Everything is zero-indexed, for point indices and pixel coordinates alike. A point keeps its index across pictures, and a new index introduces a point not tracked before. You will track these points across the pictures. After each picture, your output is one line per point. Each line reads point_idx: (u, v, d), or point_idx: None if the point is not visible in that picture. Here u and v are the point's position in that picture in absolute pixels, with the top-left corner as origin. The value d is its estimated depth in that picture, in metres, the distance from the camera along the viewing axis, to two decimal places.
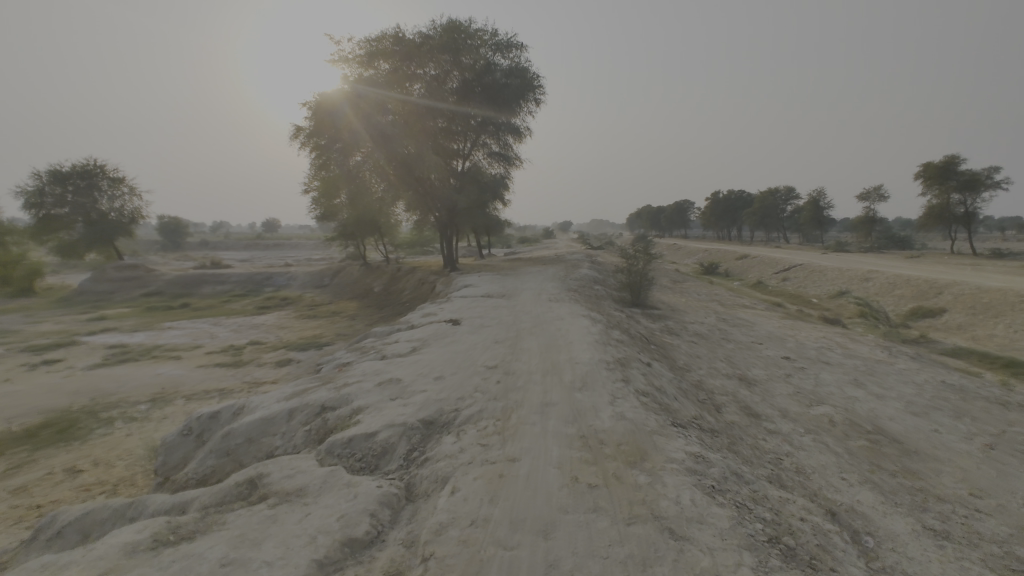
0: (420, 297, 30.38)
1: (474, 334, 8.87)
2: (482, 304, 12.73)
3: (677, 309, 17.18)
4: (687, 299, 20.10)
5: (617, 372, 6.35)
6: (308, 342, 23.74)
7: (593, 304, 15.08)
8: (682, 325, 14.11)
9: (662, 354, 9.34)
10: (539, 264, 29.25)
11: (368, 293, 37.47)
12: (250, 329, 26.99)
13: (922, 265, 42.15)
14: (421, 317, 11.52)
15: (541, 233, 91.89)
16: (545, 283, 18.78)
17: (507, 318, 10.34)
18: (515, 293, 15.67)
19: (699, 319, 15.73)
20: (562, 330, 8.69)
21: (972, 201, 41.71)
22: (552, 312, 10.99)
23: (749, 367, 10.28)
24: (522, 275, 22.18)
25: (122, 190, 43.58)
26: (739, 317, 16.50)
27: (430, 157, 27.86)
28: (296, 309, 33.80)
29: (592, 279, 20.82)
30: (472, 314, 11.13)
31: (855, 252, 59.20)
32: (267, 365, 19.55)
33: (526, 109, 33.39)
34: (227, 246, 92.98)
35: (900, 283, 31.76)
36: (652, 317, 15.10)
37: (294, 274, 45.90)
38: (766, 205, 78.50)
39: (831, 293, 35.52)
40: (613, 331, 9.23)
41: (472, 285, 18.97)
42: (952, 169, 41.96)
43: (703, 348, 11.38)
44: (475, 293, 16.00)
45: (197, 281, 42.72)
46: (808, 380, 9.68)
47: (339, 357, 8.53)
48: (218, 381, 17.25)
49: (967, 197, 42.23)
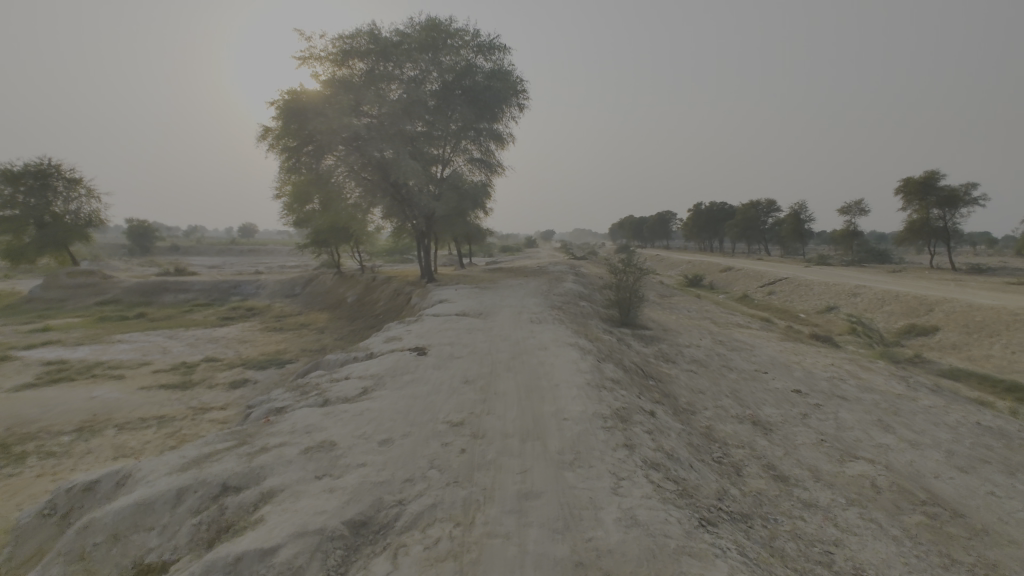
0: (394, 310, 28.76)
1: (441, 369, 7.41)
2: (454, 326, 11.29)
3: (669, 329, 15.95)
4: (677, 316, 18.90)
5: (617, 433, 4.95)
6: (269, 359, 21.94)
7: (578, 324, 13.73)
8: (677, 350, 12.82)
9: (661, 393, 7.99)
10: (520, 276, 27.87)
11: (340, 304, 35.67)
12: (209, 344, 25.08)
13: (906, 280, 41.88)
14: (383, 343, 10.00)
15: (523, 242, 90.69)
16: (527, 299, 17.43)
17: (482, 346, 8.91)
18: (493, 312, 14.25)
19: (694, 341, 14.47)
20: (545, 367, 7.26)
21: (951, 217, 41.66)
22: (534, 338, 9.60)
23: (759, 404, 8.99)
24: (503, 289, 20.79)
25: (79, 192, 41.05)
26: (736, 338, 15.30)
27: (407, 162, 26.41)
28: (263, 320, 31.86)
29: (577, 295, 19.54)
30: (442, 340, 9.67)
31: (838, 266, 59.10)
32: (220, 386, 17.80)
33: (509, 114, 32.14)
34: (199, 251, 89.81)
35: (889, 299, 31.13)
36: (643, 340, 13.81)
37: (264, 283, 43.81)
38: (748, 217, 78.54)
39: (819, 308, 34.80)
40: (604, 364, 7.85)
41: (448, 300, 17.54)
42: (932, 185, 41.96)
43: (704, 380, 10.08)
44: (449, 311, 14.51)
45: (158, 289, 40.37)
46: (828, 422, 8.42)
47: (274, 400, 6.96)
48: (160, 406, 15.44)
49: (947, 213, 42.16)
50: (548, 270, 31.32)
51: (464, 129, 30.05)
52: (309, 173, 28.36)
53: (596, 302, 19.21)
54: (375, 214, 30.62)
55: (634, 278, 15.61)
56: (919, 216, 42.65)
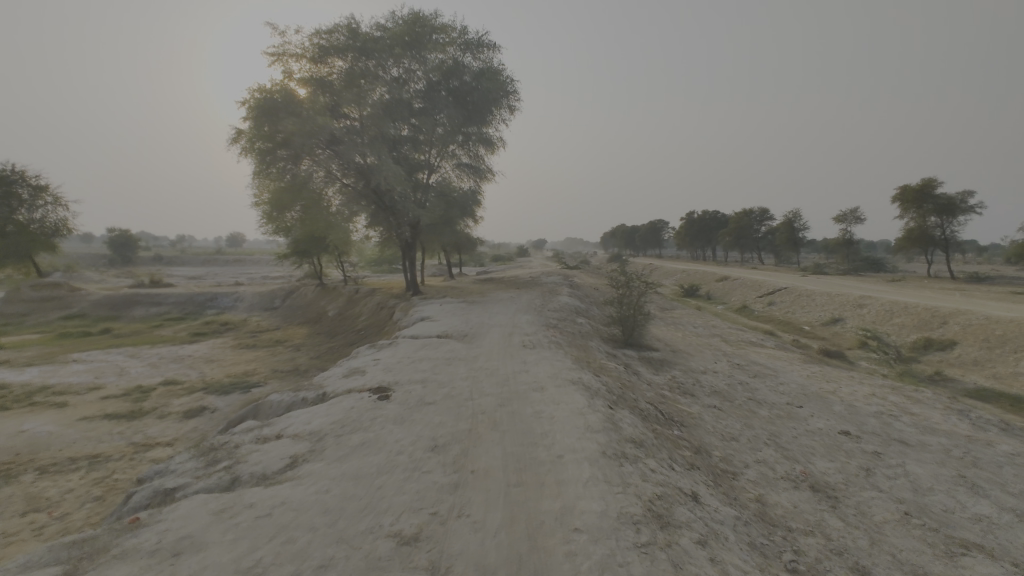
0: (376, 325, 26.81)
1: (403, 425, 5.57)
2: (431, 353, 9.43)
3: (678, 350, 14.20)
4: (685, 334, 17.13)
5: (660, 561, 3.14)
6: (235, 381, 19.96)
7: (578, 347, 11.92)
8: (693, 379, 11.08)
9: (690, 451, 6.18)
10: (511, 288, 26.06)
11: (321, 318, 33.63)
12: (173, 364, 23.00)
13: (909, 290, 40.60)
14: (341, 379, 8.11)
15: (515, 251, 88.95)
16: (519, 316, 15.62)
17: (461, 387, 7.07)
18: (481, 333, 12.42)
19: (710, 365, 12.70)
20: (542, 421, 5.44)
21: (949, 225, 40.24)
22: (527, 371, 7.79)
23: (808, 456, 7.20)
24: (492, 304, 19.01)
25: (45, 199, 38.72)
26: (755, 360, 13.55)
27: (389, 167, 24.67)
28: (237, 336, 29.82)
29: (574, 310, 17.74)
30: (413, 374, 7.80)
31: (836, 276, 57.86)
32: (174, 415, 15.78)
33: (498, 116, 30.45)
34: (182, 260, 87.22)
35: (898, 310, 29.67)
36: (652, 365, 12.03)
37: (242, 295, 41.68)
38: (742, 225, 77.49)
39: (824, 320, 33.30)
40: (619, 414, 6.06)
41: (430, 317, 15.70)
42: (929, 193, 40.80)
43: (735, 422, 8.30)
44: (427, 332, 12.64)
45: (129, 302, 38.09)
46: (900, 482, 6.67)
47: (171, 474, 5.06)
48: (97, 443, 13.42)
49: (944, 222, 40.87)
50: (540, 282, 29.50)
51: (451, 131, 28.29)
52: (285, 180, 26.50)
53: (595, 319, 17.43)
54: (357, 222, 28.74)
55: (638, 294, 13.84)
56: (917, 224, 41.32)
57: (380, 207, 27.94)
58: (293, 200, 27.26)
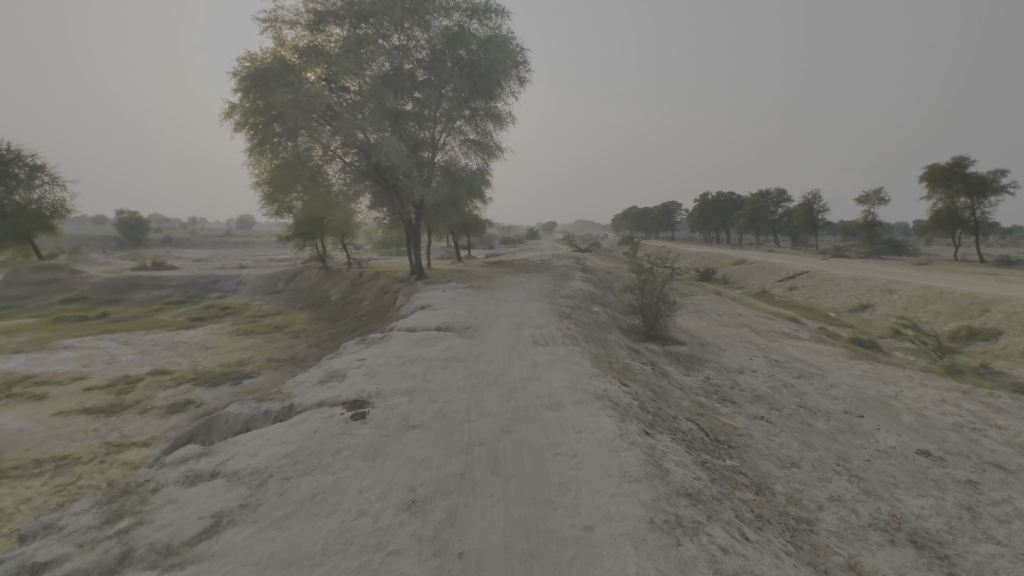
0: (379, 311, 25.51)
1: (376, 463, 4.21)
2: (426, 352, 8.07)
3: (707, 343, 12.73)
4: (710, 324, 15.62)
5: None
6: (228, 371, 18.85)
7: (597, 341, 10.48)
8: (729, 380, 9.63)
9: (751, 492, 4.76)
10: (521, 272, 24.70)
11: (323, 303, 32.45)
12: (166, 351, 21.96)
13: (939, 274, 38.56)
14: (315, 386, 6.79)
15: (526, 234, 87.25)
16: (530, 304, 14.21)
17: (457, 401, 5.69)
18: (485, 325, 11.04)
19: (744, 362, 11.23)
20: (560, 463, 4.04)
21: (979, 206, 37.65)
22: (541, 379, 6.41)
23: (890, 489, 5.74)
24: (500, 290, 17.61)
25: (42, 179, 37.64)
26: (795, 356, 12.02)
27: (390, 142, 23.17)
28: (236, 321, 28.78)
29: (589, 297, 16.26)
30: (401, 382, 6.45)
31: (858, 259, 55.70)
32: (157, 410, 14.64)
33: (506, 89, 28.65)
34: (191, 242, 86.60)
35: (932, 296, 27.84)
36: (680, 363, 10.56)
37: (245, 278, 40.65)
38: (758, 207, 75.02)
39: (852, 306, 31.53)
40: (660, 446, 4.64)
41: (431, 306, 14.35)
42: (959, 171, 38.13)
43: (790, 440, 6.87)
44: (425, 324, 11.29)
45: (129, 286, 37.14)
46: (1018, 527, 5.21)
47: (55, 532, 3.72)
48: (68, 442, 12.32)
49: (975, 202, 38.35)
50: (552, 265, 27.97)
51: (456, 105, 26.59)
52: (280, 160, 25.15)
53: (612, 308, 15.96)
54: (358, 202, 27.31)
55: (661, 282, 12.36)
56: (945, 204, 38.83)
57: (382, 186, 26.51)
58: (291, 179, 25.91)
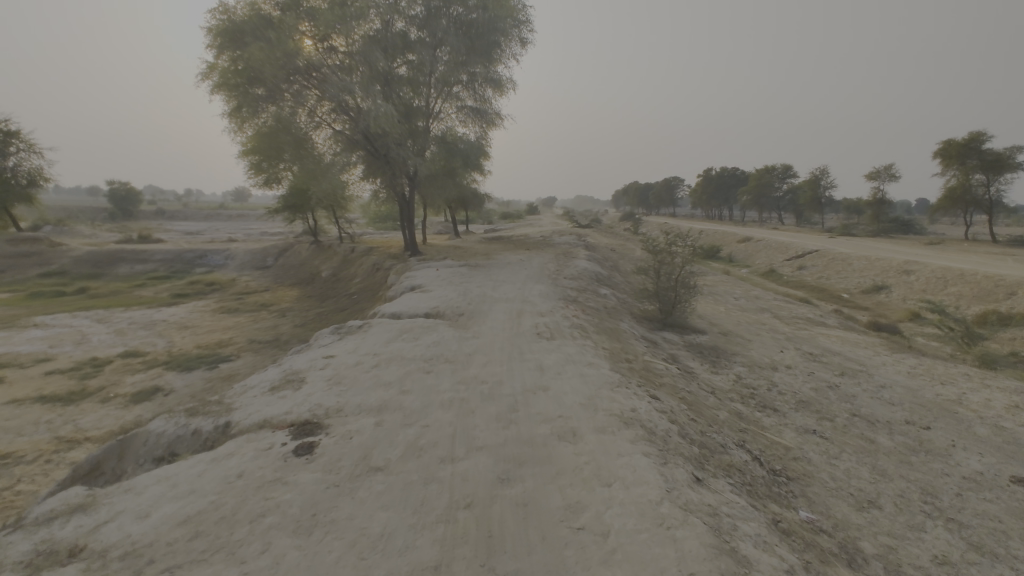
0: (370, 290, 24.06)
1: (310, 541, 2.83)
2: (407, 348, 6.68)
3: (730, 333, 11.39)
4: (728, 309, 14.24)
5: None
6: (206, 353, 17.55)
7: (609, 331, 9.09)
8: (765, 379, 8.28)
9: (845, 568, 3.41)
10: (520, 250, 23.27)
11: (313, 280, 30.99)
12: (141, 330, 20.61)
13: (953, 254, 37.20)
14: (263, 394, 5.39)
15: (525, 209, 85.36)
16: (531, 285, 12.80)
17: (440, 425, 4.31)
18: (482, 311, 9.64)
19: (775, 355, 9.88)
20: (587, 551, 2.67)
21: (994, 183, 35.15)
22: (549, 390, 5.03)
23: (1003, 542, 4.41)
24: (498, 268, 16.20)
25: (17, 146, 35.70)
26: (830, 348, 10.66)
27: (380, 108, 21.49)
28: (221, 298, 27.40)
29: (596, 279, 14.85)
30: (372, 393, 5.06)
31: (866, 238, 54.20)
32: (121, 398, 13.34)
33: (505, 51, 26.67)
34: (184, 215, 84.80)
35: (952, 277, 26.49)
36: (704, 358, 9.20)
37: (233, 252, 39.11)
38: (763, 183, 72.99)
39: (866, 288, 30.18)
40: (722, 506, 3.28)
41: (422, 287, 12.94)
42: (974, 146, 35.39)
43: (857, 466, 5.52)
44: (412, 309, 9.89)
45: (112, 260, 35.61)
46: None
47: None
48: (15, 436, 11.00)
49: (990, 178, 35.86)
50: (553, 243, 26.41)
51: (451, 67, 24.66)
52: (264, 127, 23.43)
53: (621, 291, 14.57)
54: (349, 173, 25.63)
55: (681, 262, 10.97)
56: (958, 181, 36.44)
57: (373, 156, 24.87)
58: (275, 148, 24.23)
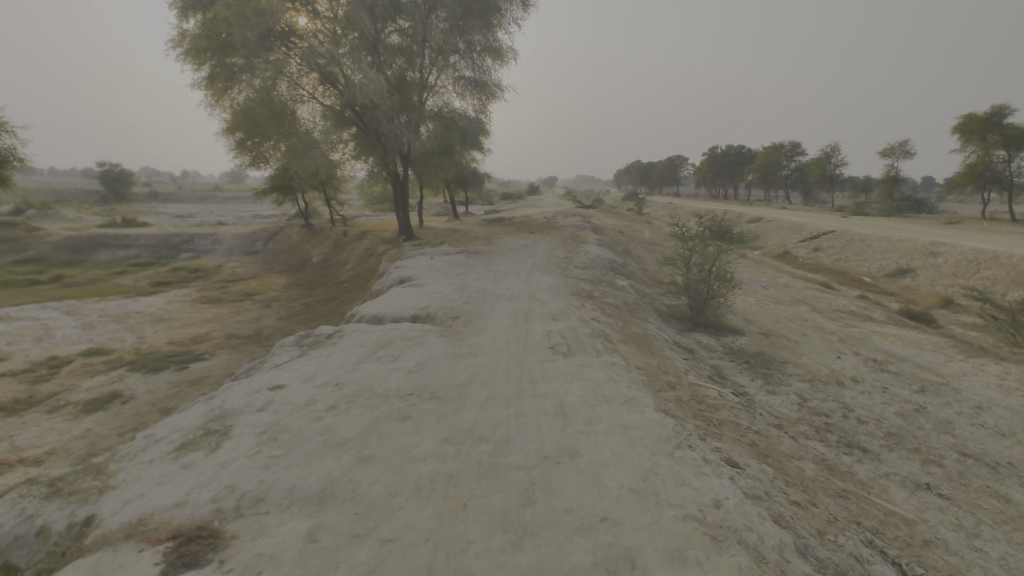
0: (362, 277, 22.36)
1: None
2: (381, 375, 5.02)
3: (772, 333, 9.76)
4: (760, 301, 12.60)
5: None
6: (178, 350, 15.95)
7: (637, 337, 7.45)
8: (835, 400, 6.64)
9: None
10: (524, 233, 21.61)
11: (303, 266, 29.28)
12: (112, 323, 18.98)
13: (976, 234, 35.48)
14: (163, 457, 3.75)
15: (526, 189, 83.10)
16: (538, 277, 11.16)
17: (412, 539, 2.67)
18: (482, 313, 7.98)
19: (832, 363, 8.26)
20: None
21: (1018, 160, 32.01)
22: (579, 461, 3.39)
23: None
24: (500, 256, 14.51)
25: None
26: (894, 353, 9.01)
27: (370, 78, 19.58)
28: (204, 286, 25.73)
29: (610, 268, 13.17)
30: (317, 465, 3.42)
31: (879, 217, 52.32)
32: (73, 407, 11.75)
33: (504, 16, 24.57)
34: (177, 197, 82.65)
35: (983, 259, 24.79)
36: (751, 370, 7.58)
37: (221, 236, 37.29)
38: (770, 161, 70.65)
39: (889, 272, 28.45)
40: None
41: (412, 279, 11.30)
42: (998, 120, 32.25)
43: (1013, 553, 3.90)
44: (396, 312, 8.24)
45: (93, 245, 33.86)
46: None
47: None
48: None
49: (1014, 155, 32.62)
50: (558, 225, 24.58)
51: (445, 34, 22.62)
52: (245, 102, 21.51)
53: (638, 282, 12.93)
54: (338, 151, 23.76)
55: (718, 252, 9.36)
56: (977, 158, 33.41)
57: (365, 133, 23.02)
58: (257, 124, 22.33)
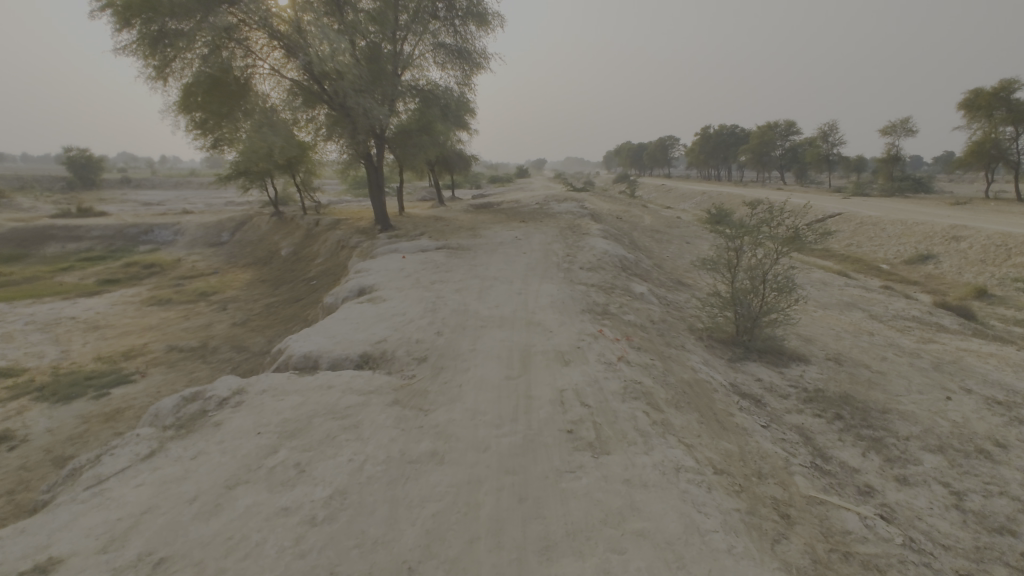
0: (332, 273, 19.76)
1: None
2: (254, 543, 2.59)
3: (844, 360, 7.46)
4: (807, 308, 10.31)
5: None
6: (105, 368, 13.38)
7: (689, 389, 5.10)
8: (1001, 495, 4.32)
9: None
10: (515, 222, 19.16)
11: (271, 259, 26.57)
12: (35, 333, 16.29)
13: (992, 216, 33.51)
14: None
15: (515, 172, 80.15)
16: (537, 285, 8.74)
17: None
18: (460, 352, 5.58)
19: (948, 411, 5.96)
20: None
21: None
22: None
23: None
24: (486, 253, 12.05)
25: None
26: (1015, 389, 6.76)
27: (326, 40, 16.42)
28: (157, 285, 23.02)
29: (621, 269, 10.87)
30: None
31: (883, 198, 50.33)
32: None
33: None
34: (152, 183, 78.81)
35: (1015, 244, 22.62)
36: (851, 430, 5.24)
37: (184, 226, 34.27)
38: (765, 141, 68.27)
39: (908, 258, 26.37)
40: None
41: (375, 289, 8.81)
42: (1003, 95, 29.15)
43: None
44: (339, 351, 5.79)
45: (41, 239, 30.74)
46: None
47: None
48: None
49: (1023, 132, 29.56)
50: (552, 212, 22.04)
51: None
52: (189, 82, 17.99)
53: (657, 286, 10.63)
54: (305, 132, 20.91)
55: (777, 254, 7.16)
56: (982, 136, 30.46)
57: (335, 111, 20.09)
58: (208, 106, 19.24)
